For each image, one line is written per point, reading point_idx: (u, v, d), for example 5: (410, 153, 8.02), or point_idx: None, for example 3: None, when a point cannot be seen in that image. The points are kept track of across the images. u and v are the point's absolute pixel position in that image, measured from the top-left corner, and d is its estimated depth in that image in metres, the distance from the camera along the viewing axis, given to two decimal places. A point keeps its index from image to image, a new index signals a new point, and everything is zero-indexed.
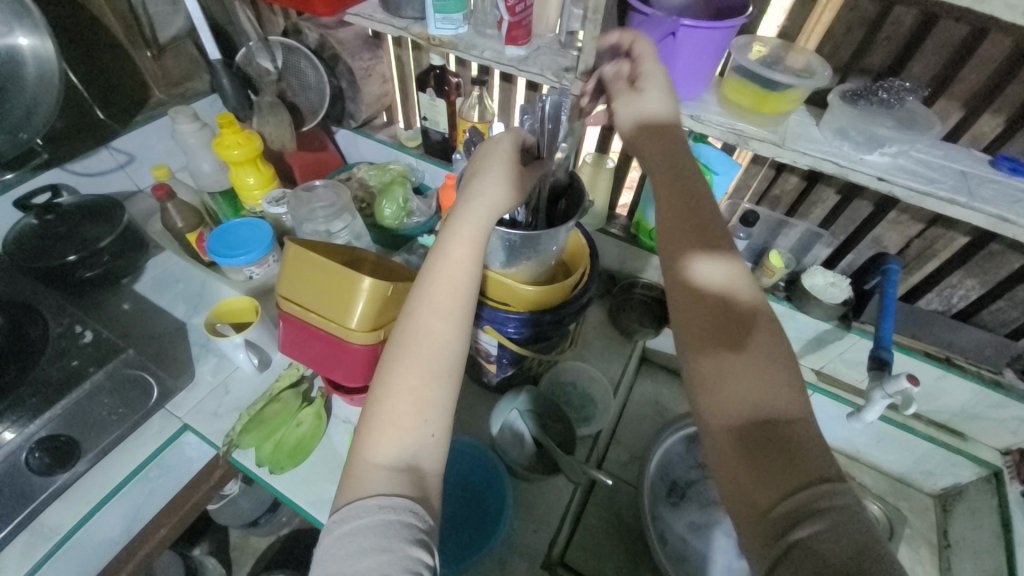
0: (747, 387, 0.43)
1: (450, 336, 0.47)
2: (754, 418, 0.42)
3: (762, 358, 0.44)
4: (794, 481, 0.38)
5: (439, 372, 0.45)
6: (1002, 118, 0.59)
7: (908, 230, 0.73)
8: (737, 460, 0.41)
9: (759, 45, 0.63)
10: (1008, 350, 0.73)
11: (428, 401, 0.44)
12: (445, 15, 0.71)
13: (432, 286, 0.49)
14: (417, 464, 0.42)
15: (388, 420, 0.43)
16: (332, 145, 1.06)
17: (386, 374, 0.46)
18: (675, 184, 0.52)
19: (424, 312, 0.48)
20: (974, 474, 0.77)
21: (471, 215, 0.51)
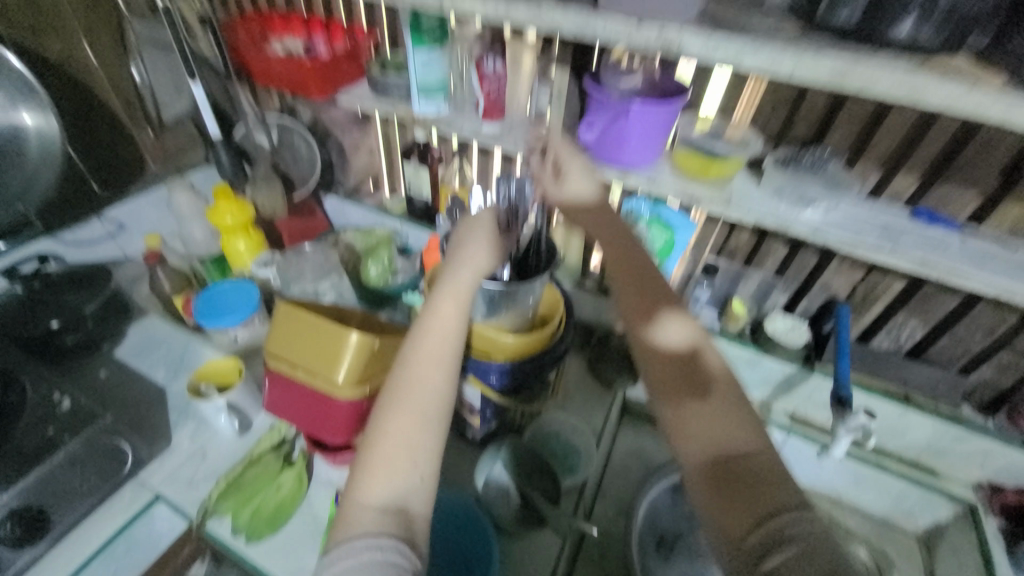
0: (709, 426, 0.48)
1: (441, 385, 0.50)
2: (723, 453, 0.46)
3: (721, 400, 0.50)
4: (765, 508, 0.41)
5: (429, 417, 0.48)
6: (913, 177, 0.69)
7: (852, 276, 0.80)
8: (714, 493, 0.44)
9: (703, 121, 0.73)
10: (959, 387, 0.79)
11: (420, 445, 0.46)
12: (427, 97, 0.80)
13: (425, 335, 0.52)
14: (406, 506, 0.43)
15: (381, 462, 0.45)
16: (321, 213, 1.09)
17: (379, 418, 0.47)
18: (630, 258, 0.62)
19: (418, 362, 0.50)
20: (949, 510, 0.78)
21: (461, 272, 0.56)
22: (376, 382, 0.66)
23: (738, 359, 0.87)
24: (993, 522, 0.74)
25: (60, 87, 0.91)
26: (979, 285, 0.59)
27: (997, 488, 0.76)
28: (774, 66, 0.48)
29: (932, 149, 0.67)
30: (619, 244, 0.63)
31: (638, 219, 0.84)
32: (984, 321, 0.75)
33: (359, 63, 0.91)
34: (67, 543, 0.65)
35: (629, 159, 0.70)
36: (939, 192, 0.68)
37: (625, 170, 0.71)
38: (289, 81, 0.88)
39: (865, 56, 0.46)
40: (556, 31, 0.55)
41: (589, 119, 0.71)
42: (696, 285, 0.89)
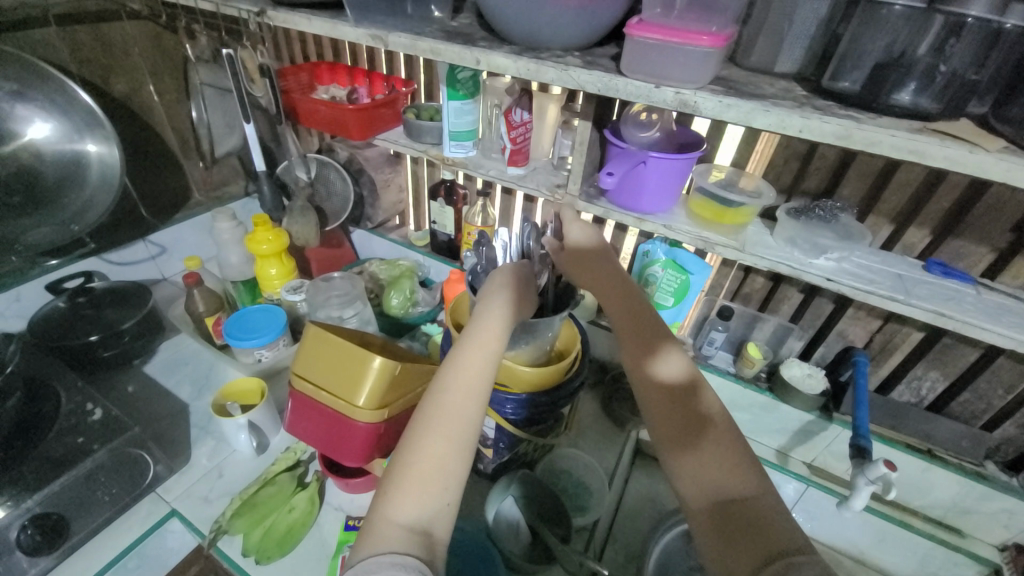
0: (710, 468, 0.49)
1: (472, 413, 0.51)
2: (723, 494, 0.47)
3: (718, 439, 0.50)
4: (767, 550, 0.41)
5: (461, 446, 0.48)
6: (925, 230, 0.71)
7: (869, 324, 0.81)
8: (718, 536, 0.44)
9: (718, 172, 0.77)
10: (983, 443, 0.77)
11: (449, 471, 0.47)
12: (458, 142, 0.87)
13: (457, 371, 0.53)
14: (429, 529, 0.44)
15: (411, 482, 0.46)
16: (348, 244, 1.17)
17: (413, 438, 0.49)
18: (621, 299, 0.63)
19: (453, 386, 0.51)
20: (977, 574, 0.73)
21: (501, 303, 0.57)
22: (394, 407, 0.68)
23: (754, 405, 0.88)
24: None
25: (125, 123, 1.00)
26: (998, 339, 0.58)
27: (1023, 549, 0.74)
28: (784, 126, 0.51)
29: (943, 204, 0.69)
30: (614, 286, 0.64)
31: (654, 262, 0.88)
32: (1006, 376, 0.73)
33: (396, 109, 0.98)
34: (90, 548, 0.68)
35: (646, 205, 0.73)
36: (952, 246, 0.70)
37: (642, 215, 0.74)
38: (331, 123, 0.96)
39: (870, 120, 0.50)
40: (581, 88, 0.60)
41: (609, 169, 0.72)
42: (710, 327, 0.90)
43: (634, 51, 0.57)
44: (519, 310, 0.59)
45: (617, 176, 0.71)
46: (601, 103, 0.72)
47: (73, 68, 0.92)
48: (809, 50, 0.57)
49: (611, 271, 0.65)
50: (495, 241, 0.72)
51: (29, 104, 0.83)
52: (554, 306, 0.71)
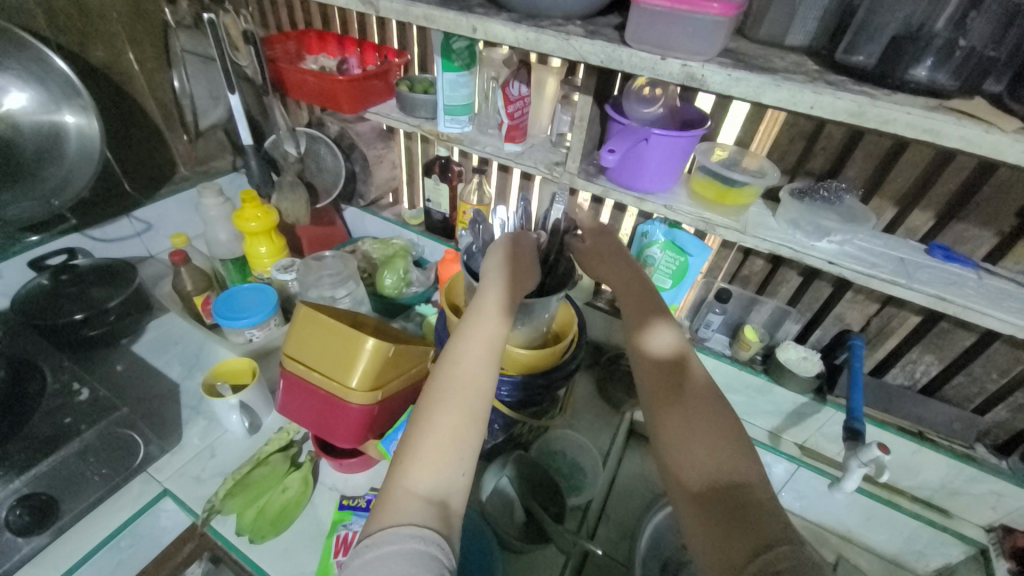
0: (708, 452, 0.50)
1: (488, 388, 0.50)
2: (717, 482, 0.48)
3: (716, 425, 0.52)
4: (762, 535, 0.42)
5: (474, 418, 0.48)
6: (930, 213, 0.69)
7: (867, 308, 0.80)
8: (708, 516, 0.46)
9: (721, 151, 0.75)
10: (974, 426, 0.77)
11: (464, 441, 0.47)
12: (453, 117, 0.84)
13: (468, 342, 0.52)
14: (446, 501, 0.43)
15: (428, 453, 0.45)
16: (340, 222, 1.15)
17: (429, 409, 0.48)
18: (633, 291, 0.67)
19: (469, 360, 0.51)
20: (961, 552, 0.76)
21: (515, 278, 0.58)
22: (389, 388, 0.67)
23: (750, 387, 0.88)
24: (1003, 565, 0.73)
25: (104, 92, 0.96)
26: (997, 324, 0.58)
27: (1010, 530, 0.76)
28: (794, 101, 0.49)
29: (949, 186, 0.67)
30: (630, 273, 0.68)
31: (652, 243, 0.86)
32: (1000, 361, 0.73)
33: (388, 82, 0.94)
34: (84, 526, 0.68)
35: (647, 185, 0.71)
36: (955, 229, 0.69)
37: (643, 195, 0.72)
38: (321, 95, 0.92)
39: (885, 96, 0.48)
40: (582, 60, 0.57)
41: (610, 146, 0.68)
42: (708, 309, 0.88)
43: (639, 21, 0.54)
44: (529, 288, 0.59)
45: (619, 153, 0.67)
46: (602, 77, 0.69)
47: (46, 34, 0.87)
48: (822, 22, 0.54)
49: (622, 259, 0.69)
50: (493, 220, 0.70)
51: (3, 72, 0.79)
52: (553, 285, 0.69)
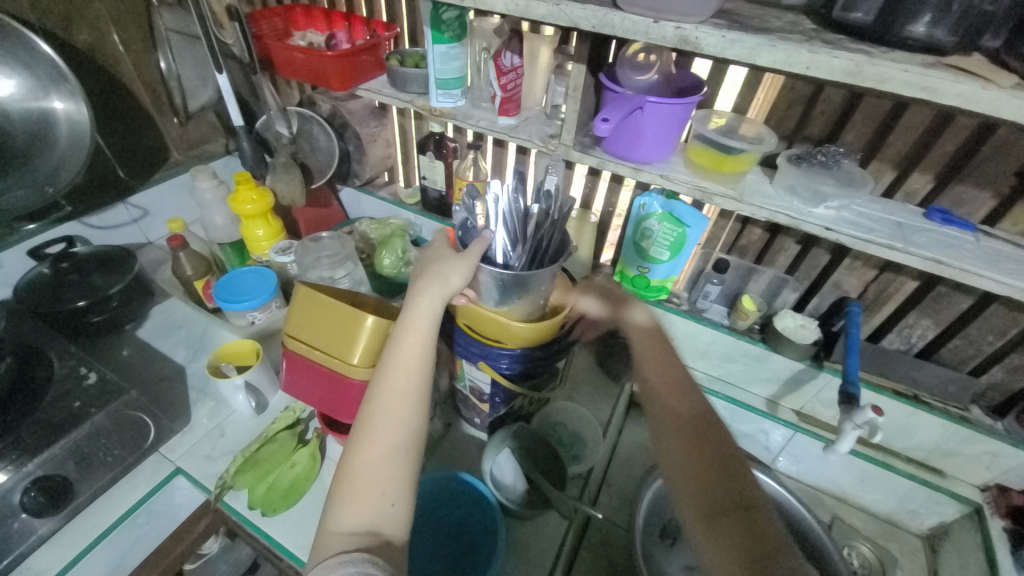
0: (673, 394, 0.60)
1: (408, 421, 0.53)
2: (721, 500, 0.48)
3: (677, 374, 0.62)
4: (715, 459, 0.52)
5: (397, 450, 0.52)
6: (929, 175, 0.68)
7: (864, 275, 0.80)
8: (674, 440, 0.56)
9: (719, 118, 0.74)
10: (969, 388, 0.78)
11: (388, 475, 0.50)
12: (446, 91, 0.82)
13: (389, 376, 0.55)
14: (379, 530, 0.47)
15: (355, 490, 0.49)
16: (336, 202, 1.15)
17: (354, 448, 0.52)
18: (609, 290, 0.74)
19: (384, 397, 0.54)
20: (955, 511, 0.78)
21: (416, 307, 0.59)
22: None
23: (747, 356, 0.89)
24: (997, 523, 0.75)
25: (90, 76, 0.94)
26: (994, 286, 0.58)
27: (1004, 489, 0.77)
28: (790, 62, 0.48)
29: (949, 148, 0.66)
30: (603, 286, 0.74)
31: (650, 216, 0.87)
32: (997, 323, 0.74)
33: (378, 56, 0.92)
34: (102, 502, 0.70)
35: (644, 155, 0.71)
36: (954, 192, 0.68)
37: (638, 166, 0.71)
38: (311, 72, 0.90)
39: (882, 55, 0.47)
40: (574, 26, 0.56)
41: (603, 115, 0.67)
42: (706, 281, 0.88)
43: None
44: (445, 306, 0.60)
45: (613, 122, 0.66)
46: (596, 43, 0.67)
47: (33, 19, 0.85)
48: None
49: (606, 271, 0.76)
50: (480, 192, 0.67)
51: None
52: (550, 258, 0.69)
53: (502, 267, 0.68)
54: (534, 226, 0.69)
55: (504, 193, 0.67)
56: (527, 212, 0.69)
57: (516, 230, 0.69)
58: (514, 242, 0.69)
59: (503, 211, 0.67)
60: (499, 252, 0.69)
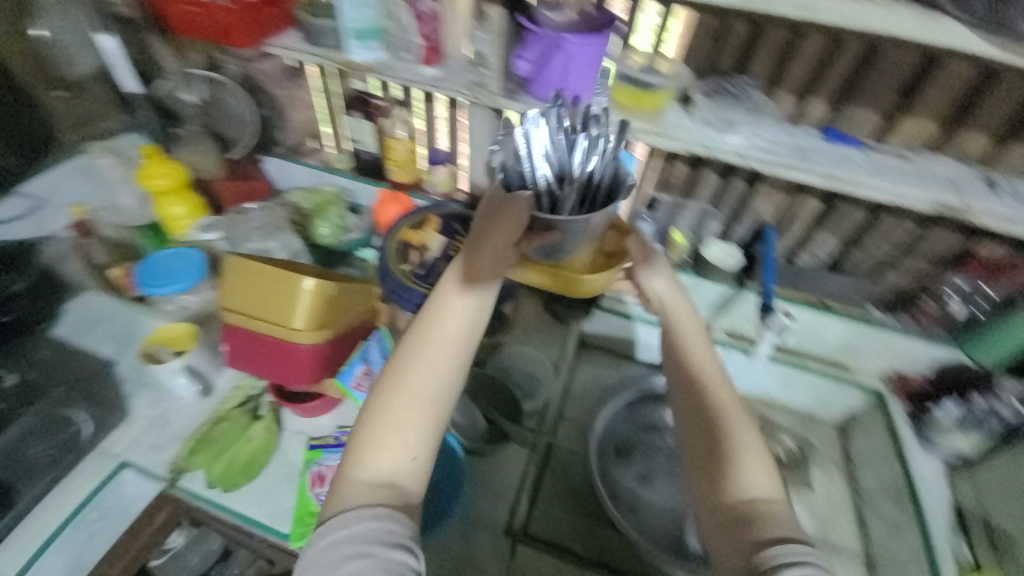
0: (699, 364, 0.60)
1: (443, 377, 0.54)
2: (735, 496, 0.51)
3: (702, 345, 0.62)
4: (735, 437, 0.54)
5: (427, 404, 0.52)
6: (825, 100, 0.74)
7: (777, 199, 0.87)
8: (705, 423, 0.56)
9: (637, 57, 0.76)
10: (866, 291, 0.89)
11: (414, 427, 0.51)
12: (362, 41, 0.79)
13: (427, 327, 0.56)
14: (396, 482, 0.48)
15: (378, 440, 0.50)
16: (260, 174, 1.05)
17: (380, 394, 0.52)
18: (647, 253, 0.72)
19: (421, 355, 0.54)
20: (861, 399, 0.91)
21: (471, 260, 0.59)
22: (335, 326, 0.69)
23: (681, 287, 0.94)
24: (896, 405, 0.88)
25: None
26: (875, 195, 0.68)
27: (900, 375, 0.90)
28: None
29: (840, 71, 0.72)
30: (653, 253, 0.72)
31: None
32: (887, 230, 0.83)
33: (286, 9, 0.86)
34: (45, 507, 0.67)
35: (566, 96, 0.72)
36: (847, 113, 0.74)
37: (571, 99, 0.71)
38: (212, 29, 0.82)
39: None
40: None
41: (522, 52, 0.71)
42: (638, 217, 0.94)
43: None
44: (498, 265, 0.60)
45: (530, 59, 0.71)
46: None
47: None
48: None
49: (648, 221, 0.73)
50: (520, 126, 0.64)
51: None
52: (603, 196, 0.65)
53: (549, 211, 0.65)
54: (581, 160, 0.65)
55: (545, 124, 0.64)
56: (574, 143, 0.65)
57: (562, 167, 0.65)
58: (561, 179, 0.65)
59: (545, 146, 0.65)
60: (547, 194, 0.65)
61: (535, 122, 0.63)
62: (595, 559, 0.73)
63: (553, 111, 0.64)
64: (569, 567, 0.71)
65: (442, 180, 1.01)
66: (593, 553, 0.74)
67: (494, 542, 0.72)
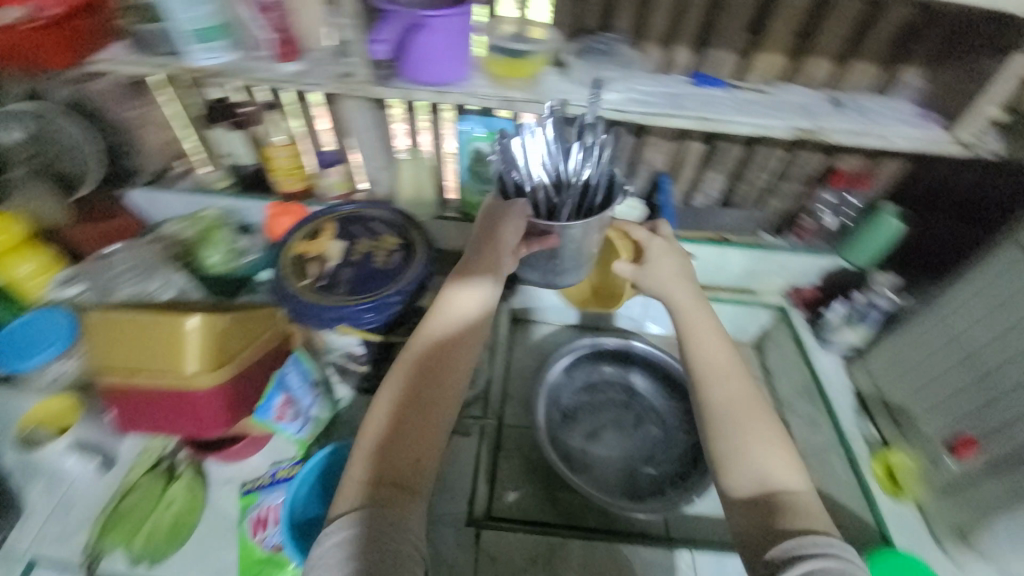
0: (724, 372, 0.61)
1: (447, 381, 0.58)
2: (761, 494, 0.53)
3: (728, 354, 0.63)
4: (759, 436, 0.56)
5: (431, 408, 0.56)
6: (688, 46, 0.77)
7: (665, 148, 0.91)
8: (736, 428, 0.57)
9: (507, 26, 0.74)
10: (755, 219, 0.97)
11: (418, 430, 0.55)
12: (208, 44, 0.70)
13: (429, 335, 0.60)
14: (403, 481, 0.51)
15: (382, 441, 0.54)
16: (126, 211, 0.93)
17: (384, 399, 0.57)
18: (671, 261, 0.70)
19: (424, 364, 0.58)
20: (768, 314, 1.01)
21: (474, 267, 0.64)
22: (235, 362, 0.64)
23: None
24: (799, 315, 0.98)
25: None
26: (744, 129, 0.72)
27: (796, 288, 0.99)
28: None
29: (696, 17, 0.74)
30: (672, 266, 0.70)
31: (477, 138, 0.87)
32: (762, 160, 0.89)
33: (105, 17, 0.74)
34: None
35: (441, 75, 0.69)
36: (710, 56, 0.78)
37: (443, 84, 0.71)
38: (17, 51, 0.70)
39: None
40: None
41: (379, 35, 0.66)
42: None
43: None
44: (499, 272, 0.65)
45: (389, 42, 0.66)
46: None
47: None
48: None
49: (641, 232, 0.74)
50: (517, 136, 0.69)
51: None
52: (598, 204, 0.69)
53: (548, 217, 0.70)
54: (576, 166, 0.69)
55: (542, 133, 0.69)
56: (569, 150, 0.70)
57: (559, 174, 0.70)
58: (559, 189, 0.71)
59: (541, 155, 0.69)
60: (546, 200, 0.71)
61: (531, 132, 0.68)
62: (561, 520, 0.77)
63: (549, 121, 0.68)
64: (533, 537, 0.72)
65: (337, 182, 0.94)
66: (558, 516, 0.77)
67: (458, 537, 0.72)
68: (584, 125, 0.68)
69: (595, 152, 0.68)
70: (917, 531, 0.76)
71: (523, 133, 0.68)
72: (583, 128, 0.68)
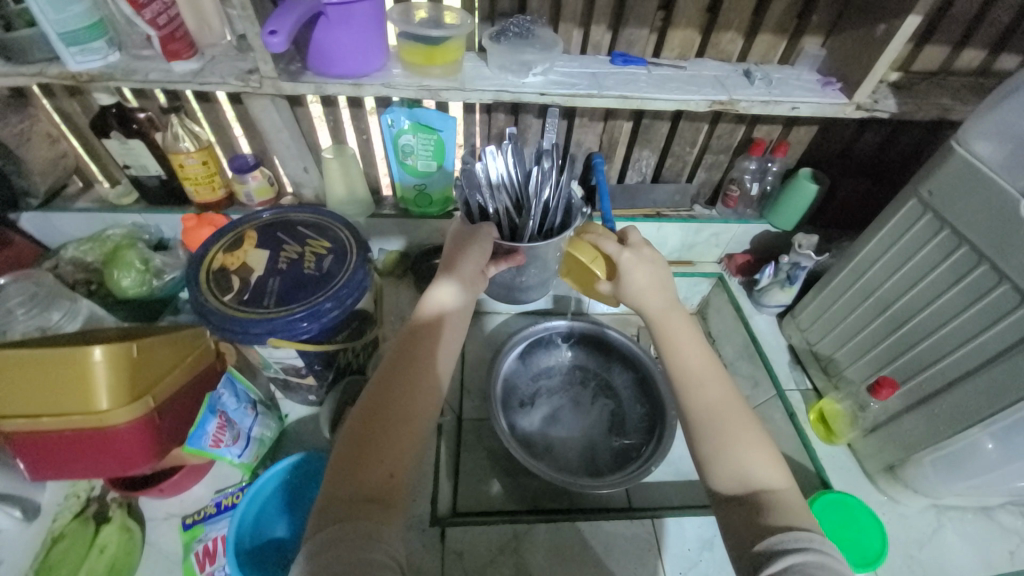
0: (699, 368, 0.60)
1: (425, 397, 0.54)
2: (743, 490, 0.52)
3: (704, 352, 0.62)
4: (738, 430, 0.55)
5: (410, 422, 0.52)
6: (604, 26, 0.77)
7: (596, 129, 0.92)
8: (714, 424, 0.56)
9: (420, 11, 0.71)
10: (687, 193, 1.00)
11: (395, 451, 0.50)
12: (82, 47, 0.63)
13: (405, 350, 0.57)
14: (378, 496, 0.47)
15: (356, 458, 0.49)
16: (19, 236, 0.84)
17: (359, 416, 0.52)
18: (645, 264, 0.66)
19: (399, 381, 0.54)
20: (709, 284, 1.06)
21: (449, 279, 0.63)
22: (155, 392, 0.60)
23: None
24: (733, 280, 1.04)
25: None
26: (664, 105, 0.74)
27: (730, 256, 1.04)
28: None
29: None
30: (654, 270, 0.66)
31: (401, 132, 0.84)
32: (688, 135, 0.91)
33: None
34: None
35: (354, 66, 0.66)
36: (626, 34, 0.78)
37: (361, 75, 0.68)
38: None
39: None
40: None
41: (271, 27, 0.56)
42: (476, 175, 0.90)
43: None
44: (472, 288, 0.65)
45: (284, 33, 0.56)
46: None
47: None
48: None
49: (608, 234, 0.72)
50: (480, 161, 0.76)
51: None
52: (558, 226, 0.78)
53: (511, 237, 0.76)
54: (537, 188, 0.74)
55: (503, 159, 0.76)
56: (530, 173, 0.75)
57: (521, 194, 0.77)
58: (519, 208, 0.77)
59: (502, 176, 0.76)
60: (509, 221, 0.77)
61: (493, 157, 0.75)
62: (527, 508, 0.78)
63: (508, 149, 0.75)
64: (500, 530, 0.72)
65: (258, 187, 0.87)
66: (523, 504, 0.78)
67: (422, 539, 0.70)
68: (541, 151, 0.73)
69: (552, 176, 0.74)
70: (850, 468, 0.83)
71: (486, 158, 0.75)
72: (540, 154, 0.73)
